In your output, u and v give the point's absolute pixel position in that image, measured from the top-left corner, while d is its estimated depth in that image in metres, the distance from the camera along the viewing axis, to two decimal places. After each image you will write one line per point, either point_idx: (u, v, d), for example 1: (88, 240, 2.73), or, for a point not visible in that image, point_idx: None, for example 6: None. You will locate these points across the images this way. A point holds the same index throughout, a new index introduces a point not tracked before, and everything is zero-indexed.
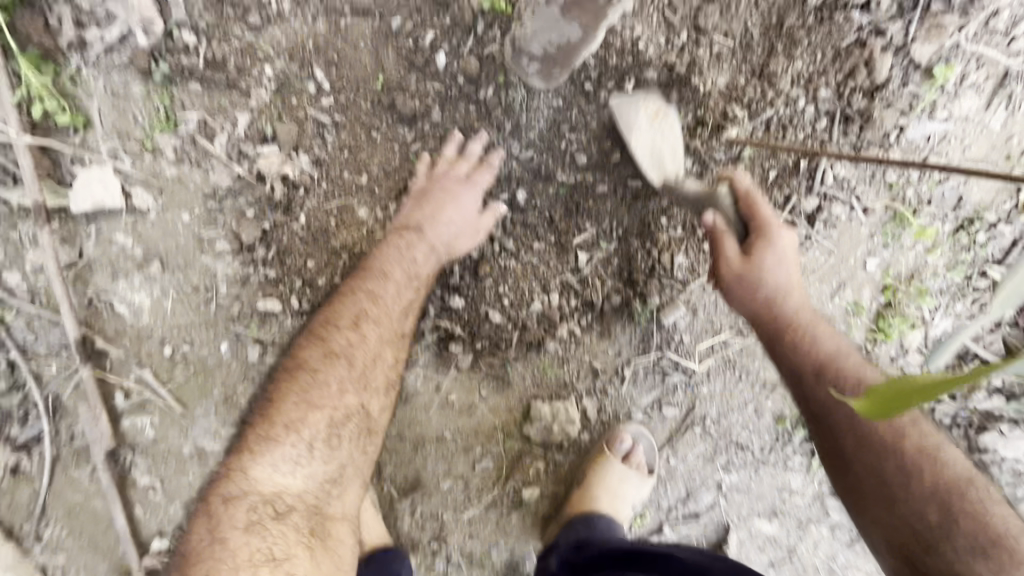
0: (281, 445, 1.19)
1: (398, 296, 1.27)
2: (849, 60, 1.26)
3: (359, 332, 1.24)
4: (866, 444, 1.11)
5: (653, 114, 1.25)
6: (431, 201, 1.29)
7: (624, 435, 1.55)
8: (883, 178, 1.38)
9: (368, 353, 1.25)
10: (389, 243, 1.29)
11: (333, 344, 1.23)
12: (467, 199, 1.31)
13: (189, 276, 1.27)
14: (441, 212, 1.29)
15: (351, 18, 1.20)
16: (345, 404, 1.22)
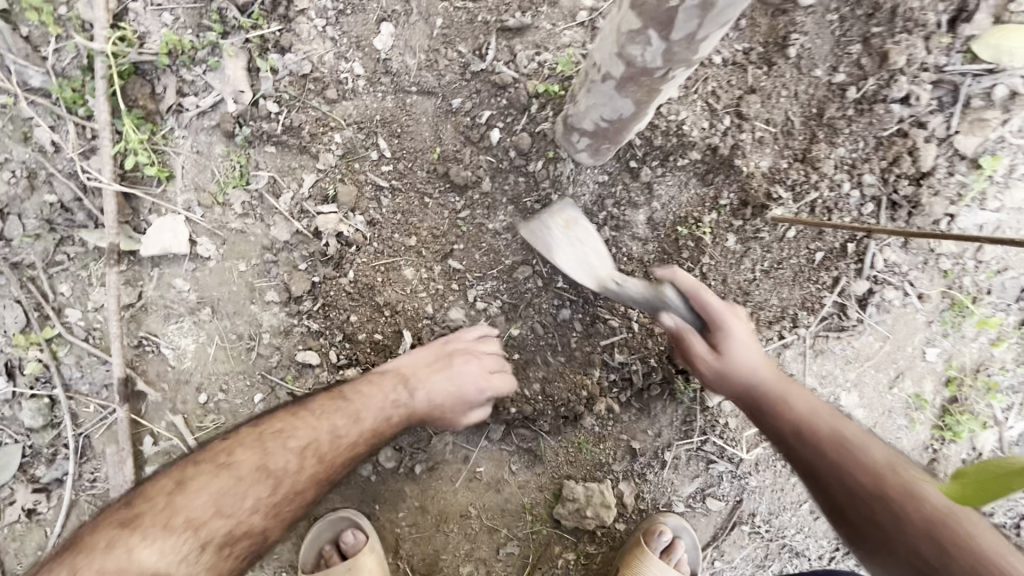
0: (170, 520, 1.05)
1: (357, 438, 1.20)
2: (892, 149, 1.29)
3: (298, 455, 1.15)
4: (855, 494, 1.04)
5: (564, 220, 1.26)
6: (433, 364, 1.28)
7: (664, 527, 1.42)
8: (937, 264, 1.34)
9: (299, 455, 1.16)
10: (365, 385, 1.24)
11: (237, 454, 1.13)
12: (465, 366, 1.28)
13: (236, 324, 1.30)
14: (432, 375, 1.27)
15: (416, 96, 1.30)
16: (248, 498, 1.11)
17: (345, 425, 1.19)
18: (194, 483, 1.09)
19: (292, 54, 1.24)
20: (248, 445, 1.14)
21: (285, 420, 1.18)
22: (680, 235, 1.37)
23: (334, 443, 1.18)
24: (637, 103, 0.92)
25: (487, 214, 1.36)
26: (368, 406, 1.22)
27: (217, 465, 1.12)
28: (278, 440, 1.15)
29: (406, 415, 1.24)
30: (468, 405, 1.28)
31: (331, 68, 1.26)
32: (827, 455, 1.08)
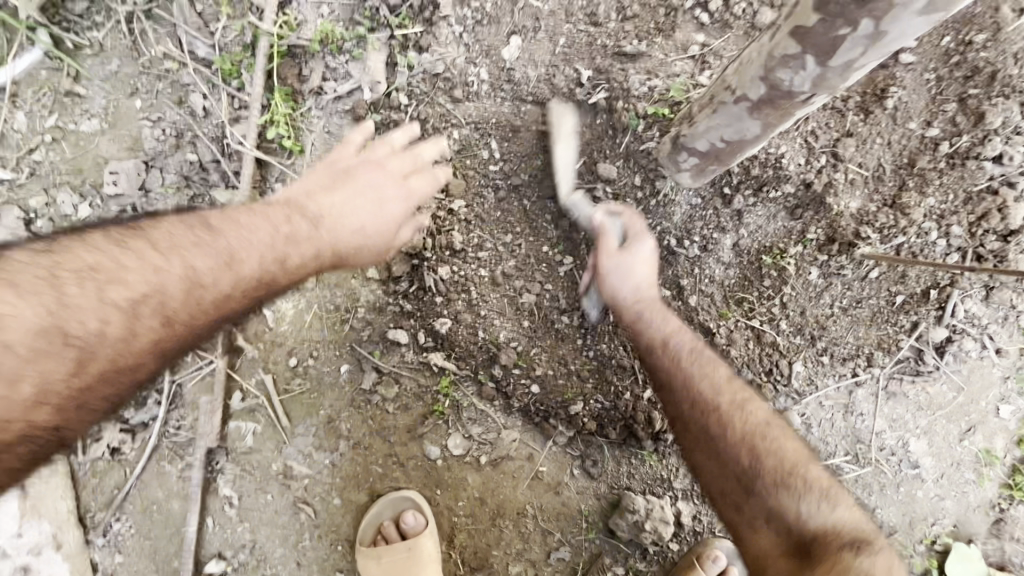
0: (64, 356, 0.88)
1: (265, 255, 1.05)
2: (980, 205, 1.34)
3: (218, 269, 1.00)
4: (754, 452, 1.05)
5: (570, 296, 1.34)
6: (342, 180, 1.14)
7: (718, 552, 1.41)
8: (1016, 321, 1.37)
9: (223, 260, 1.01)
10: (278, 208, 1.10)
11: (129, 270, 0.93)
12: (419, 184, 1.18)
13: (336, 296, 1.38)
14: (350, 198, 1.13)
15: (531, 105, 1.40)
16: (143, 313, 0.94)
17: (300, 231, 1.08)
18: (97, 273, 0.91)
19: (428, 54, 1.35)
20: (198, 249, 0.99)
21: (189, 231, 1.01)
22: (764, 264, 1.42)
23: (258, 266, 1.04)
24: (765, 127, 1.00)
25: (581, 224, 1.42)
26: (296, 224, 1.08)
27: (104, 278, 0.91)
28: (201, 259, 0.99)
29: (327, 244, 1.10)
30: (398, 233, 1.17)
31: (460, 71, 1.37)
32: (712, 426, 1.09)
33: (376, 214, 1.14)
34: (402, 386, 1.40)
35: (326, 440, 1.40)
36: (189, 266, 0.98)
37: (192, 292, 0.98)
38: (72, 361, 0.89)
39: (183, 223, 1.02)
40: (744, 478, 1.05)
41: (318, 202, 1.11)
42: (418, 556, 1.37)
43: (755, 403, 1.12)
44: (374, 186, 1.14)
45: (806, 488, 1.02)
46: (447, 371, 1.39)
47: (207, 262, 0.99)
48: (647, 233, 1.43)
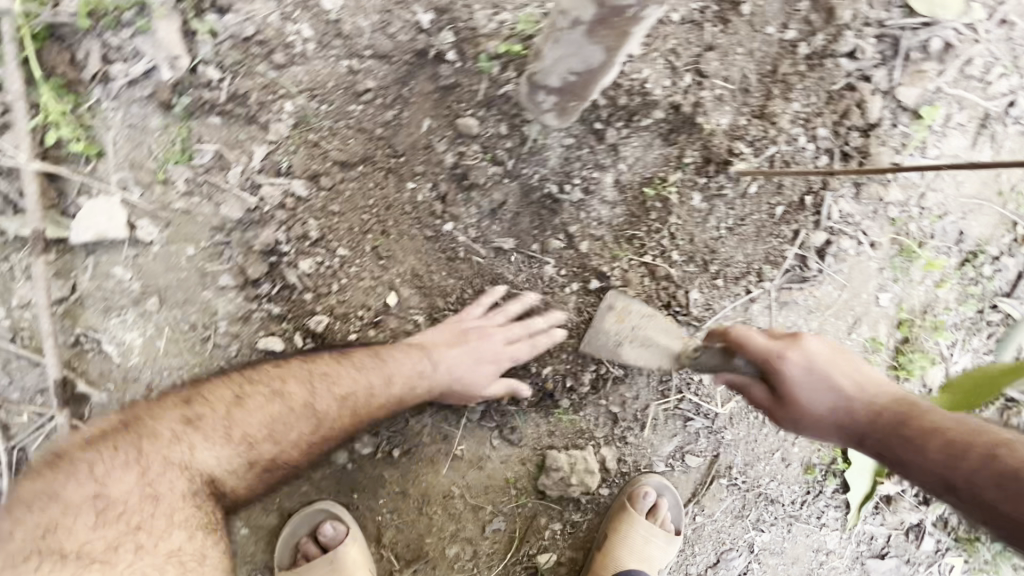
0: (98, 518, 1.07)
1: (386, 385, 1.21)
2: (842, 102, 1.34)
3: (290, 419, 1.16)
4: (951, 445, 0.91)
5: (616, 314, 1.37)
6: (460, 339, 1.30)
7: (648, 488, 1.45)
8: (885, 213, 1.41)
9: (284, 418, 1.16)
10: (400, 354, 1.24)
11: (289, 389, 1.17)
12: (497, 335, 1.32)
13: (188, 313, 1.21)
14: (466, 352, 1.28)
15: (371, 60, 1.24)
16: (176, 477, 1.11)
17: (364, 375, 1.21)
18: (135, 463, 1.10)
19: (231, 15, 1.14)
20: (260, 399, 1.17)
21: (332, 364, 1.21)
22: (646, 196, 1.38)
23: (344, 408, 1.20)
24: (608, 49, 0.90)
25: (452, 184, 1.33)
26: (364, 378, 1.20)
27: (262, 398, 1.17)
28: (268, 432, 1.16)
29: (444, 373, 1.26)
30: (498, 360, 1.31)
31: (276, 30, 1.17)
32: (888, 433, 0.98)
33: (488, 347, 1.31)
34: None
35: None
36: (245, 426, 1.15)
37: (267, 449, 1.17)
38: (195, 517, 1.12)
39: (289, 389, 1.17)
40: (935, 470, 0.92)
41: (431, 348, 1.27)
42: (344, 567, 1.31)
43: (857, 364, 1.05)
44: (481, 330, 1.31)
45: (939, 427, 0.95)
46: None
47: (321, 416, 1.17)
48: (525, 183, 1.34)
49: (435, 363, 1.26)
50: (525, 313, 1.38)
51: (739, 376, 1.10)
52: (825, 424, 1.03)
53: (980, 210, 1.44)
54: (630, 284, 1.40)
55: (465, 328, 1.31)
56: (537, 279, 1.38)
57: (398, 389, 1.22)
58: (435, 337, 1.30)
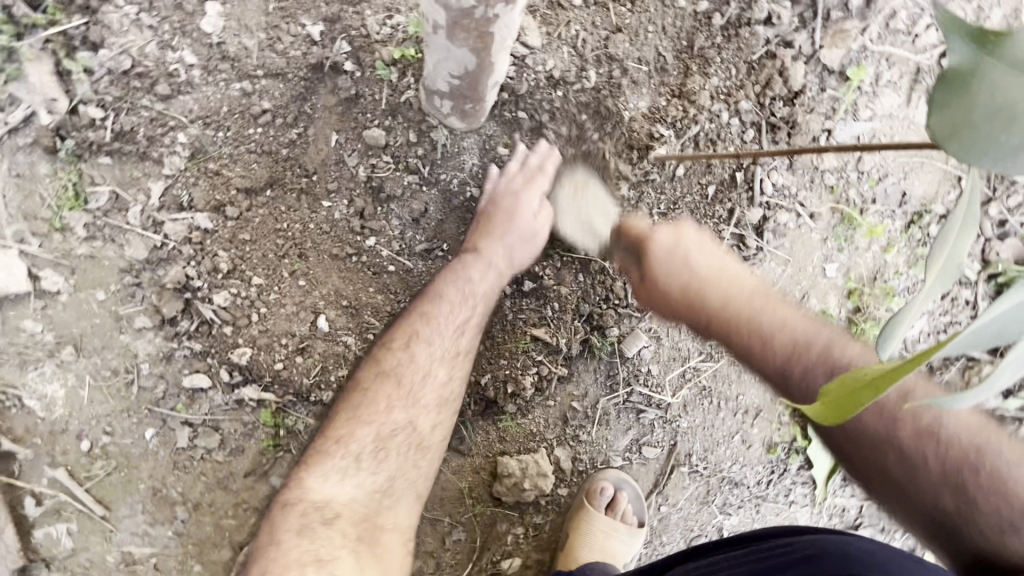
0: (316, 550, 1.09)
1: (461, 328, 1.25)
2: (763, 72, 1.28)
3: (444, 360, 1.22)
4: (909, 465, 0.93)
5: (573, 188, 1.30)
6: (491, 227, 1.27)
7: (604, 484, 1.42)
8: (822, 181, 1.36)
9: (420, 373, 1.21)
10: (447, 285, 1.25)
11: (420, 420, 1.21)
12: (530, 199, 1.27)
13: (107, 359, 1.19)
14: (501, 228, 1.25)
15: (265, 80, 1.19)
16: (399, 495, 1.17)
17: (445, 331, 1.24)
18: (357, 453, 1.17)
19: (105, 49, 1.12)
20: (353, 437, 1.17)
21: (406, 354, 1.21)
22: (572, 188, 1.32)
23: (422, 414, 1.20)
24: (473, 50, 0.86)
25: (368, 198, 1.27)
26: (453, 315, 1.23)
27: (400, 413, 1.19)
28: (412, 396, 1.20)
29: (490, 274, 1.26)
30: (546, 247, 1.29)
31: (158, 62, 1.14)
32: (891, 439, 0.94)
33: (522, 236, 1.28)
34: (222, 431, 1.25)
35: (159, 513, 1.25)
36: (426, 396, 1.21)
37: (424, 422, 1.21)
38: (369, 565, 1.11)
39: (388, 360, 1.21)
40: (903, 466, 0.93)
41: (480, 248, 1.25)
42: None
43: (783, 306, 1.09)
44: (513, 206, 1.26)
45: (911, 416, 0.94)
46: (267, 403, 1.25)
47: (440, 360, 1.22)
48: (445, 189, 1.29)
49: (483, 285, 1.26)
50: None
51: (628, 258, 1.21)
52: (759, 353, 1.05)
53: (922, 168, 1.37)
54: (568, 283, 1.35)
55: (488, 210, 1.28)
56: (535, 172, 1.28)
57: (481, 302, 1.26)
58: (477, 246, 1.27)
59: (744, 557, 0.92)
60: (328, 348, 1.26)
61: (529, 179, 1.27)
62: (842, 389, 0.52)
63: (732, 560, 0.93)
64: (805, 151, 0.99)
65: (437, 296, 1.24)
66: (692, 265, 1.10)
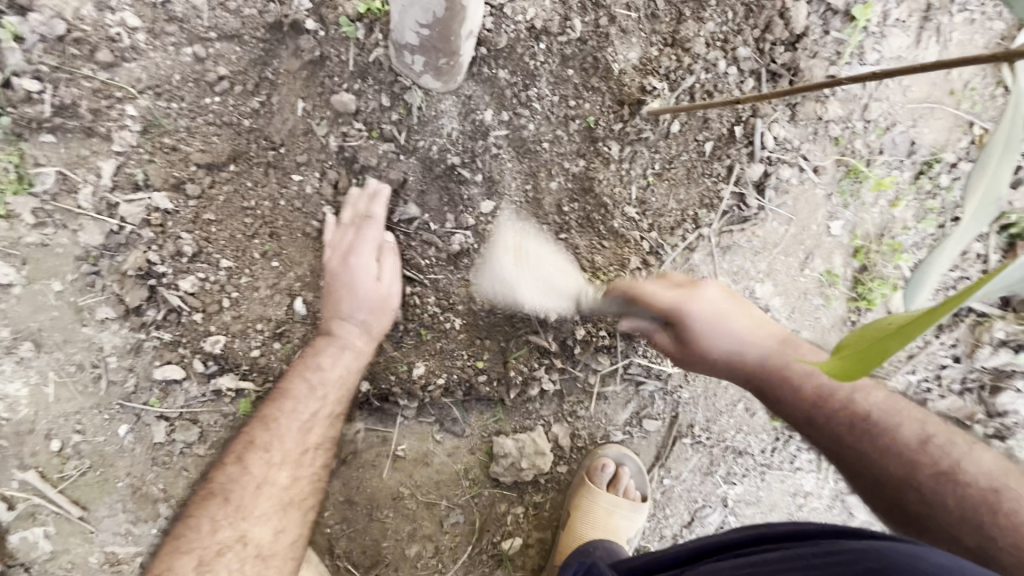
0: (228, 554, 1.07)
1: (306, 426, 1.15)
2: (762, 15, 1.18)
3: (286, 463, 1.13)
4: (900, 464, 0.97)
5: (517, 251, 1.25)
6: (336, 283, 1.17)
7: (605, 460, 1.37)
8: (826, 133, 1.27)
9: (258, 482, 1.12)
10: (325, 352, 1.16)
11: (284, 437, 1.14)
12: (374, 263, 1.18)
13: (71, 353, 1.11)
14: (341, 298, 1.16)
15: (219, 43, 1.09)
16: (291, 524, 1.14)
17: (328, 371, 1.15)
18: (235, 500, 1.10)
19: (35, 13, 1.01)
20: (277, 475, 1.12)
21: (301, 397, 1.13)
22: (559, 148, 1.23)
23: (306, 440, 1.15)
24: None
25: (342, 169, 1.18)
26: (304, 410, 1.14)
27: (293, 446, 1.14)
28: (271, 444, 1.13)
29: (345, 370, 1.16)
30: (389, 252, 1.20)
31: (96, 27, 1.04)
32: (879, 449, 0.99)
33: (370, 277, 1.17)
34: (201, 424, 1.18)
35: (140, 512, 1.19)
36: (280, 476, 1.13)
37: (258, 531, 1.11)
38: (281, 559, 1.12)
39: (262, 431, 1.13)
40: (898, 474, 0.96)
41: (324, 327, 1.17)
42: None
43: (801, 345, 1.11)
44: (336, 279, 1.17)
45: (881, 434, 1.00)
46: (246, 392, 1.18)
47: (282, 465, 1.12)
48: (424, 157, 1.19)
49: (344, 332, 1.17)
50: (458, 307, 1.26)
51: (641, 323, 1.17)
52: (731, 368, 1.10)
53: (932, 114, 1.29)
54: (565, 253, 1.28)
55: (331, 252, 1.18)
56: (355, 212, 1.18)
57: (331, 387, 1.16)
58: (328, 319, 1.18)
59: (791, 561, 0.81)
60: (308, 332, 1.19)
61: (359, 229, 1.17)
62: (862, 339, 0.46)
63: (776, 562, 0.83)
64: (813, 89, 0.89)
65: (292, 384, 1.15)
66: (718, 322, 1.08)
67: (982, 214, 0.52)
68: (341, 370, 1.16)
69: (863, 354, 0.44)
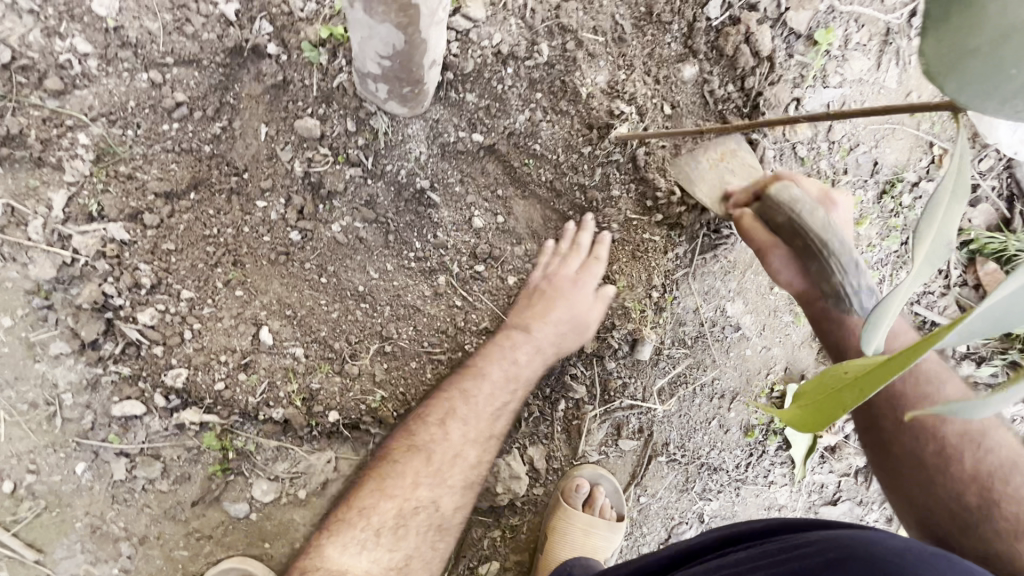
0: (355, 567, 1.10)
1: (497, 411, 1.22)
2: (728, 39, 1.20)
3: (476, 441, 1.20)
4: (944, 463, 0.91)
5: (719, 154, 1.22)
6: (545, 297, 1.25)
7: (581, 480, 1.36)
8: (793, 153, 1.28)
9: (451, 452, 1.19)
10: (501, 344, 1.23)
11: (463, 447, 1.20)
12: (586, 283, 1.26)
13: (23, 391, 1.07)
14: (548, 307, 1.24)
15: (177, 68, 1.06)
16: (438, 507, 1.18)
17: (480, 410, 1.21)
18: (377, 527, 1.14)
19: None
20: (428, 473, 1.17)
21: (469, 380, 1.21)
22: (530, 170, 1.22)
23: (462, 468, 1.19)
24: (398, 27, 0.74)
25: (308, 195, 1.15)
26: (496, 394, 1.21)
27: (426, 464, 1.17)
28: (440, 476, 1.18)
29: (536, 357, 1.23)
30: (604, 295, 1.29)
31: (46, 54, 1.00)
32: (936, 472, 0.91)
33: (578, 303, 1.25)
34: (163, 460, 1.14)
35: (98, 553, 1.14)
36: (454, 476, 1.19)
37: (447, 502, 1.19)
38: (428, 552, 1.17)
39: (419, 436, 1.18)
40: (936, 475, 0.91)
41: (525, 321, 1.24)
42: None
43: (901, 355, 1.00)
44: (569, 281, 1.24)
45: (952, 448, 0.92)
46: (211, 425, 1.15)
47: (472, 443, 1.20)
48: (393, 181, 1.17)
49: (539, 336, 1.24)
50: (429, 332, 1.23)
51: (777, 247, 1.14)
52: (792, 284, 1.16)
53: (893, 135, 1.31)
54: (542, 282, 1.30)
55: (539, 281, 1.27)
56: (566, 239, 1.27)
57: (523, 384, 1.23)
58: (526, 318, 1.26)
59: (751, 561, 0.82)
60: (274, 362, 1.16)
61: (586, 264, 1.26)
62: (822, 387, 0.46)
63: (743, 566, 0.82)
64: (771, 126, 0.90)
65: (506, 341, 1.23)
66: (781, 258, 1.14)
67: (935, 254, 0.50)
68: (504, 417, 1.25)
69: (823, 404, 0.45)
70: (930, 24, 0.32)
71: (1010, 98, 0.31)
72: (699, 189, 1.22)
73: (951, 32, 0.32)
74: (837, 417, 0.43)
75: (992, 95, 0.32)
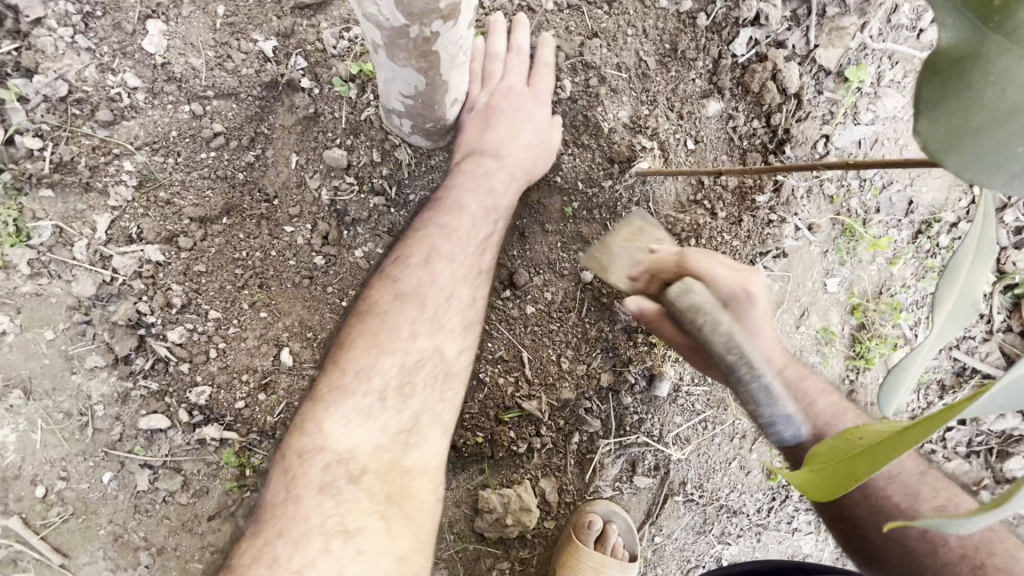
0: (322, 505, 0.97)
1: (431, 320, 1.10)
2: (755, 77, 1.19)
3: (412, 351, 1.08)
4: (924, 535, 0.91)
5: (629, 234, 1.16)
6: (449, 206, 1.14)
7: (593, 517, 1.32)
8: (821, 191, 1.25)
9: (379, 374, 1.06)
10: (416, 266, 1.12)
11: (399, 326, 1.09)
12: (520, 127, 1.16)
13: (59, 400, 1.13)
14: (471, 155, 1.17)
15: (216, 101, 1.12)
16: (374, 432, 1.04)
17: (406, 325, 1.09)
18: (327, 458, 1.01)
19: (39, 75, 1.05)
20: (355, 405, 1.04)
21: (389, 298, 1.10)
22: (551, 202, 1.24)
23: (400, 384, 1.07)
24: (420, 71, 0.77)
25: (332, 221, 1.19)
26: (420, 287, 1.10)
27: (351, 383, 1.05)
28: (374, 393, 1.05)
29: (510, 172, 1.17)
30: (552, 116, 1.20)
31: (98, 86, 1.08)
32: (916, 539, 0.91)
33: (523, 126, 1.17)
34: (183, 473, 1.18)
35: (118, 562, 1.18)
36: (391, 394, 1.06)
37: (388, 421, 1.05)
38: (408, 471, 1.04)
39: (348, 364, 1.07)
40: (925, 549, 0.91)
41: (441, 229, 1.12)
42: None
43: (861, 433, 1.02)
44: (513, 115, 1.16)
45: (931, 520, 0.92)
46: (230, 442, 1.18)
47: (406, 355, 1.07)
48: (414, 210, 1.20)
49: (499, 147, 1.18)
50: None
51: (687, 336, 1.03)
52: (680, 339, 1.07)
53: (928, 174, 1.26)
54: (557, 314, 1.28)
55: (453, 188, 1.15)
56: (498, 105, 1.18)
57: (498, 218, 1.17)
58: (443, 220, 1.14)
59: None
60: (293, 383, 1.19)
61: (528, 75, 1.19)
62: (833, 451, 0.44)
63: None
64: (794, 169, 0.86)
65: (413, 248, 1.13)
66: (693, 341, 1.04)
67: (958, 316, 0.48)
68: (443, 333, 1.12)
69: (835, 470, 0.43)
70: (920, 105, 0.28)
71: (1021, 174, 0.27)
72: (611, 274, 1.14)
73: (945, 112, 0.28)
74: (852, 486, 0.41)
75: (998, 169, 0.28)
